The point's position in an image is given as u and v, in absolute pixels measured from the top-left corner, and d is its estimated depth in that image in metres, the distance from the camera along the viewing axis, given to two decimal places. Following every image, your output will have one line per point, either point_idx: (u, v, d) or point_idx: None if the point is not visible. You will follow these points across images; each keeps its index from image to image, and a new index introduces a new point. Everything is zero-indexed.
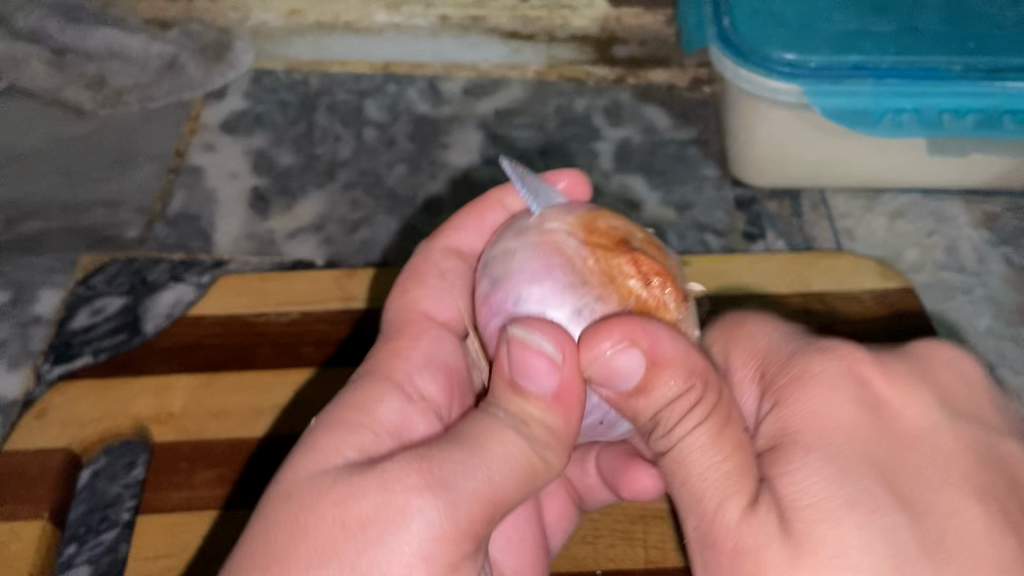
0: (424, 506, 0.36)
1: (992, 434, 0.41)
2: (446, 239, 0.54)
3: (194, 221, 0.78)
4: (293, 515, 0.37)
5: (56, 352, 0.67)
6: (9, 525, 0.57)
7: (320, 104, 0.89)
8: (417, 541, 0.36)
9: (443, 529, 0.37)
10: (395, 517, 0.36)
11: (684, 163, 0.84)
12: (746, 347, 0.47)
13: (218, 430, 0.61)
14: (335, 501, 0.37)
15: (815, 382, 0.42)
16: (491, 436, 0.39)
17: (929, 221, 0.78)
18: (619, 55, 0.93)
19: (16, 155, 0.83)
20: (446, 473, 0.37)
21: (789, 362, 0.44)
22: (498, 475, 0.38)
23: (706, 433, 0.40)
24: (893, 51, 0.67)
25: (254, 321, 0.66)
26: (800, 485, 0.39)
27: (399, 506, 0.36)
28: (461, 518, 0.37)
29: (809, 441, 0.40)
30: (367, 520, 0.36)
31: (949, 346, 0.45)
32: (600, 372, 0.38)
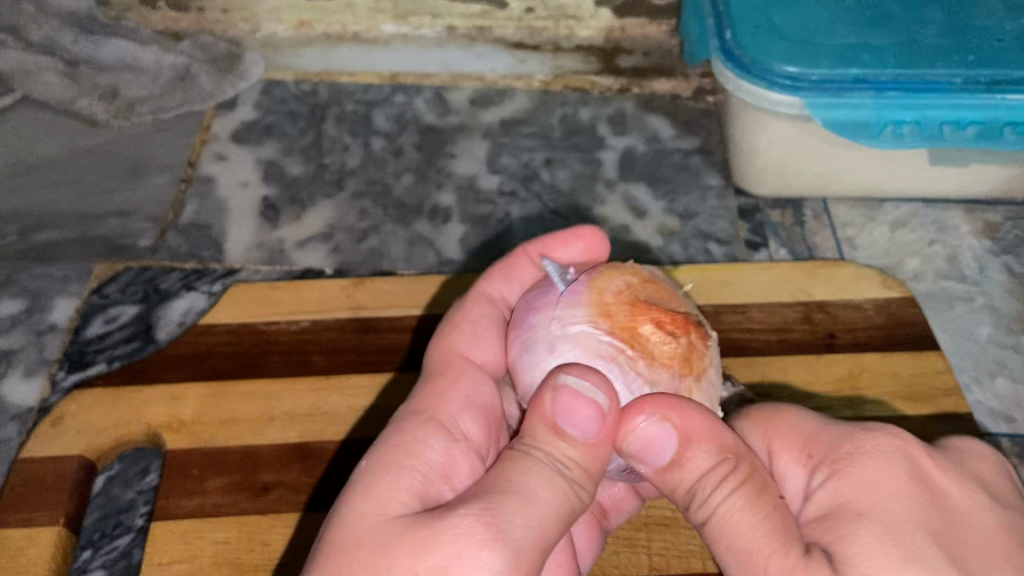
0: (490, 559, 0.38)
1: (1016, 518, 0.45)
2: (479, 286, 0.55)
3: (206, 230, 0.80)
4: (367, 568, 0.39)
5: (70, 361, 0.68)
6: (26, 531, 0.58)
7: (329, 113, 0.90)
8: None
9: (508, 573, 0.38)
10: (464, 567, 0.38)
11: (687, 173, 0.85)
12: (782, 426, 0.49)
13: (229, 437, 0.62)
14: (408, 553, 0.39)
15: (867, 458, 0.45)
16: (548, 481, 0.41)
17: (930, 230, 0.79)
18: (623, 65, 0.95)
19: (30, 164, 0.84)
20: (506, 522, 0.39)
21: (839, 440, 0.46)
22: (553, 522, 0.40)
23: (741, 498, 0.43)
24: (893, 64, 0.68)
25: (264, 330, 0.67)
26: (861, 545, 0.41)
27: (467, 558, 0.38)
28: (522, 562, 0.39)
29: (869, 508, 0.42)
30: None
31: (971, 441, 0.49)
32: (636, 441, 0.43)
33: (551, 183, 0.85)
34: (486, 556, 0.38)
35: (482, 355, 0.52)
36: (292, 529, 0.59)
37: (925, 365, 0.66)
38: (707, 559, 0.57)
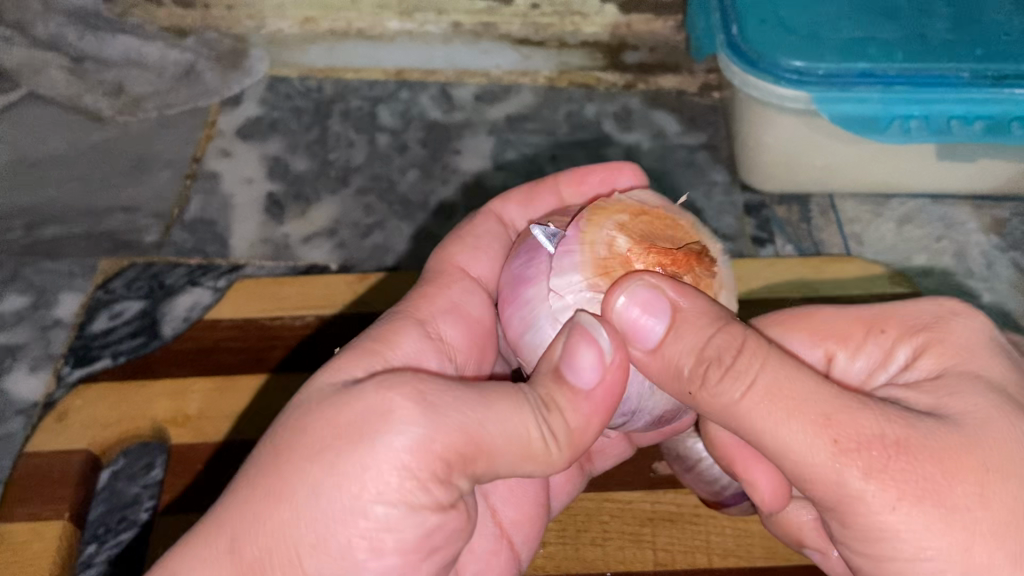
0: (407, 422, 0.38)
1: None
2: (492, 207, 0.56)
3: (211, 226, 0.80)
4: (299, 419, 0.40)
5: (76, 356, 0.68)
6: (31, 525, 0.58)
7: (335, 110, 0.90)
8: (393, 460, 0.38)
9: (419, 448, 0.38)
10: (378, 428, 0.38)
11: (693, 169, 0.85)
12: (829, 319, 0.47)
13: (234, 432, 0.62)
14: (335, 408, 0.39)
15: (948, 328, 0.43)
16: (511, 397, 0.40)
17: (938, 226, 0.79)
18: (629, 60, 0.94)
19: (36, 161, 0.84)
20: (436, 398, 0.39)
21: (910, 317, 0.44)
22: (496, 430, 0.39)
23: (777, 366, 0.39)
24: (900, 59, 0.68)
25: (269, 325, 0.67)
26: (962, 408, 0.38)
27: (385, 418, 0.38)
28: (439, 444, 0.38)
29: (962, 377, 0.40)
30: (350, 429, 0.38)
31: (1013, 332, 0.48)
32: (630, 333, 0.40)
33: None
34: (407, 424, 0.38)
35: (480, 270, 0.53)
36: None
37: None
38: (712, 554, 0.57)
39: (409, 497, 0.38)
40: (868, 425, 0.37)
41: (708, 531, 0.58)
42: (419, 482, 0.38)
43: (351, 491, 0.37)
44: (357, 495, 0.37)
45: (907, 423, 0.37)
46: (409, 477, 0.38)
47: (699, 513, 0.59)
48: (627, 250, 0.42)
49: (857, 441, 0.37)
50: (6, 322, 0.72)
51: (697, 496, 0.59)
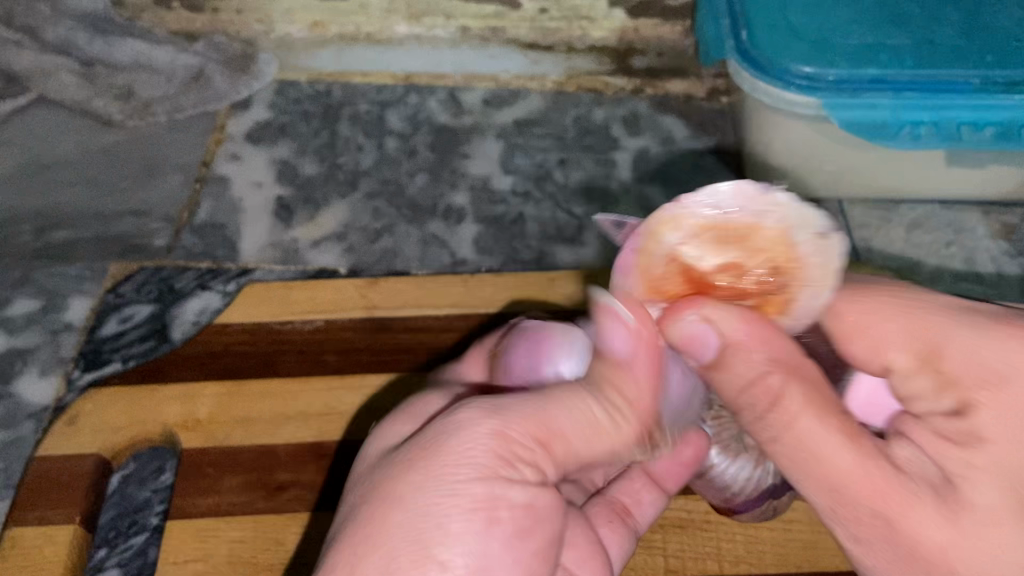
0: (485, 421, 0.43)
1: None
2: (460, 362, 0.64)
3: (220, 230, 0.80)
4: (381, 465, 0.44)
5: (86, 360, 0.69)
6: (42, 529, 0.58)
7: (343, 114, 0.90)
8: (483, 445, 0.42)
9: (500, 432, 0.43)
10: (460, 430, 0.43)
11: (701, 174, 0.85)
12: (888, 316, 0.46)
13: (244, 436, 0.62)
14: (415, 439, 0.44)
15: (1003, 388, 0.41)
16: (567, 390, 0.47)
17: (948, 231, 0.79)
18: (636, 65, 0.94)
19: (46, 165, 0.85)
20: (502, 404, 0.44)
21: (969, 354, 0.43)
22: (563, 410, 0.45)
23: (811, 420, 0.43)
24: (911, 65, 0.68)
25: (278, 329, 0.67)
26: (976, 487, 0.41)
27: (462, 422, 0.43)
28: (517, 428, 0.43)
29: (990, 443, 0.41)
30: (436, 442, 0.43)
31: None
32: (680, 335, 0.46)
33: (565, 184, 0.85)
34: (485, 415, 0.44)
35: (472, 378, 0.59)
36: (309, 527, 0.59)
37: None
38: (723, 562, 0.57)
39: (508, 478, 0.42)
40: (868, 499, 0.42)
41: (719, 538, 0.58)
42: (512, 461, 0.43)
43: (453, 481, 0.41)
44: (457, 484, 0.41)
45: (897, 494, 0.42)
46: (502, 459, 0.42)
47: (712, 519, 0.59)
48: (709, 267, 0.49)
49: (850, 502, 0.43)
50: (16, 326, 0.72)
51: (707, 502, 0.59)
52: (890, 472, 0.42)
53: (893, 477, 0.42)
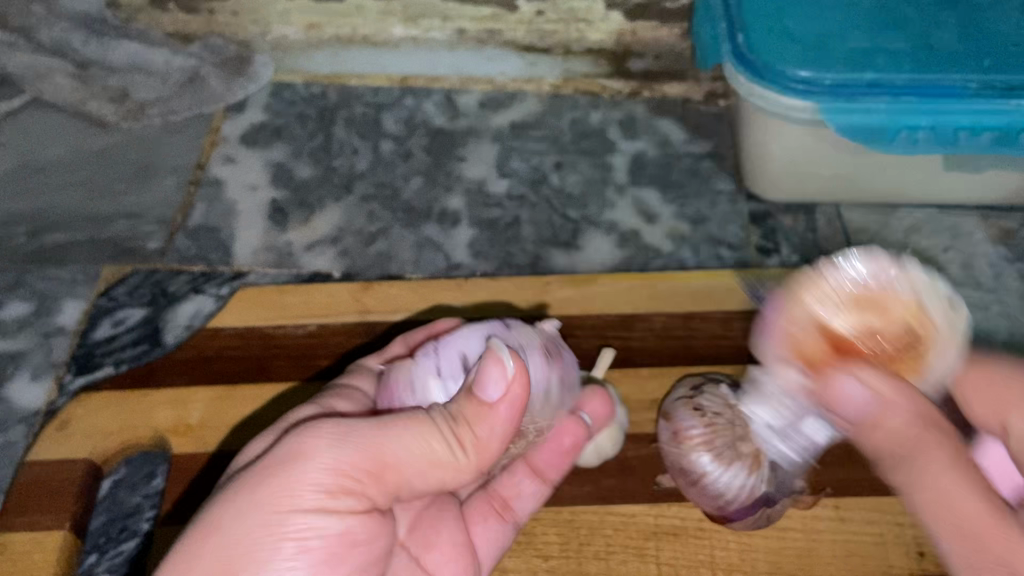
0: (324, 451, 0.44)
1: None
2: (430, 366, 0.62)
3: (214, 233, 0.79)
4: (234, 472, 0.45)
5: (77, 364, 0.68)
6: (31, 535, 0.58)
7: (339, 116, 0.90)
8: (313, 477, 0.43)
9: (334, 467, 0.43)
10: (297, 459, 0.43)
11: (698, 177, 0.85)
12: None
13: (237, 442, 0.62)
14: (263, 453, 0.45)
15: None
16: (418, 415, 0.45)
17: (945, 237, 0.79)
18: (634, 68, 0.94)
19: (40, 167, 0.84)
20: (346, 434, 0.44)
21: None
22: (402, 443, 0.44)
23: (943, 475, 0.41)
24: (908, 68, 0.67)
25: (271, 333, 0.67)
26: None
27: (303, 449, 0.44)
28: (348, 463, 0.44)
29: None
30: (273, 466, 0.44)
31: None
32: (842, 395, 0.46)
33: (561, 187, 0.85)
34: (331, 448, 0.44)
35: None
36: None
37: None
38: (717, 569, 0.57)
39: (331, 513, 0.44)
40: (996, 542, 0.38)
41: (713, 545, 0.58)
42: (339, 499, 0.44)
43: (276, 513, 0.43)
44: (284, 515, 0.43)
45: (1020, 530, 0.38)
46: (330, 496, 0.43)
47: (706, 526, 0.58)
48: (847, 331, 0.49)
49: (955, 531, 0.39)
50: (8, 330, 0.72)
51: (701, 509, 0.59)
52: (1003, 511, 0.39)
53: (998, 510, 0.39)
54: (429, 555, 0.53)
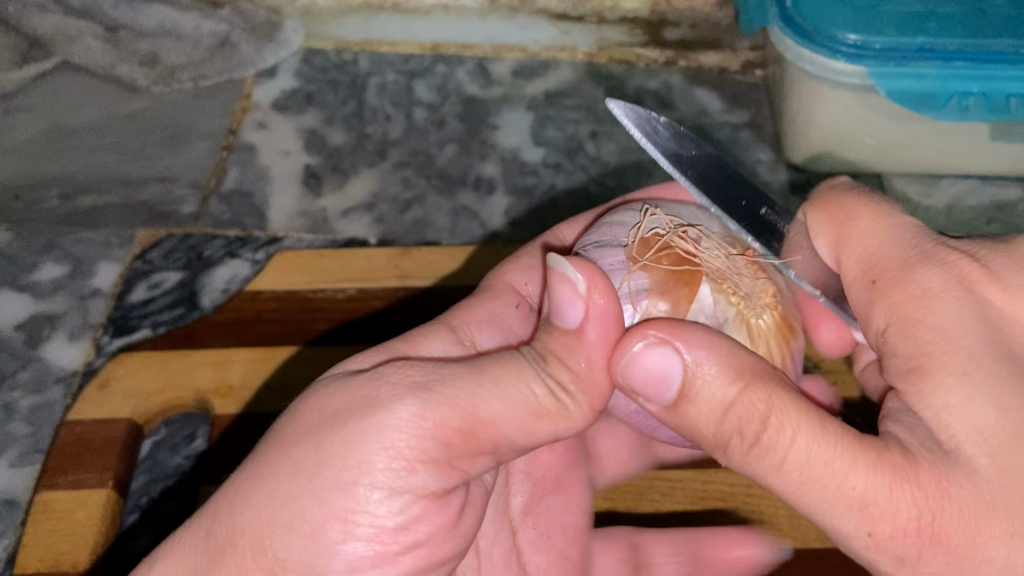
0: (409, 406, 0.39)
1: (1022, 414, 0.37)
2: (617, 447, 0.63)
3: (248, 198, 0.79)
4: (304, 409, 0.41)
5: (115, 325, 0.68)
6: (73, 494, 0.57)
7: (370, 84, 0.89)
8: (393, 440, 0.39)
9: (416, 428, 0.39)
10: (381, 413, 0.39)
11: (737, 147, 0.83)
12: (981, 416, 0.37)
13: (279, 405, 0.62)
14: (337, 393, 0.41)
15: (931, 298, 0.40)
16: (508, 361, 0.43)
17: (989, 208, 0.77)
18: (669, 37, 0.92)
19: (70, 130, 0.83)
20: (440, 384, 0.40)
21: (901, 274, 0.42)
22: (489, 397, 0.41)
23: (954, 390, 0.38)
24: (961, 33, 0.66)
25: (310, 297, 0.66)
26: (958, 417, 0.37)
27: (393, 395, 0.40)
28: (434, 422, 0.40)
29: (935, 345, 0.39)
30: (349, 414, 0.40)
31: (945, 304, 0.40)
32: None
33: (597, 156, 0.84)
34: (402, 406, 0.39)
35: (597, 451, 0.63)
36: None
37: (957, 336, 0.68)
38: (765, 535, 0.59)
39: (386, 479, 0.39)
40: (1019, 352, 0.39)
41: (760, 509, 0.62)
42: (395, 462, 0.39)
43: (336, 481, 0.39)
44: (341, 489, 0.39)
45: (812, 422, 0.39)
46: (389, 461, 0.39)
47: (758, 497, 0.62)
48: None
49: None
50: (43, 291, 0.71)
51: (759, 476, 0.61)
52: (939, 243, 0.43)
53: (932, 236, 0.44)
54: (533, 553, 0.59)
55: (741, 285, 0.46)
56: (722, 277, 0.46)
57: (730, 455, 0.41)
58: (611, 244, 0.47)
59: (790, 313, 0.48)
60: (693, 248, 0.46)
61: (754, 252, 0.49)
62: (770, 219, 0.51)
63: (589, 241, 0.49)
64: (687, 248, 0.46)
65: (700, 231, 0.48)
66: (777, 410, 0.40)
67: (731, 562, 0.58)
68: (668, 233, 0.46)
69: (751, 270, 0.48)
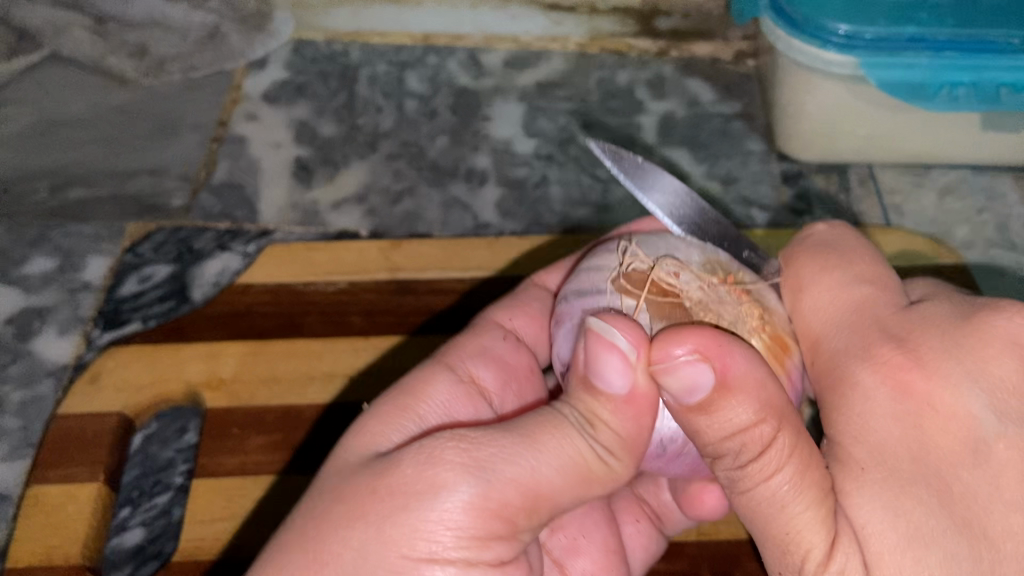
0: (464, 487, 0.37)
1: (928, 515, 0.37)
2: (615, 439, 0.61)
3: (239, 190, 0.78)
4: (348, 490, 0.39)
5: (105, 319, 0.68)
6: (65, 487, 0.57)
7: (361, 75, 0.89)
8: (453, 518, 0.37)
9: (475, 505, 0.37)
10: (433, 494, 0.37)
11: (728, 137, 0.83)
12: (888, 508, 0.37)
13: (268, 398, 0.61)
14: (383, 474, 0.38)
15: (854, 390, 0.41)
16: (540, 417, 0.40)
17: (979, 198, 0.77)
18: (661, 27, 0.92)
19: (59, 123, 0.83)
20: (490, 455, 0.38)
21: (837, 360, 0.42)
22: (543, 465, 0.38)
23: (873, 484, 0.38)
24: (951, 23, 0.66)
25: (301, 290, 0.66)
26: (869, 510, 0.38)
27: (444, 476, 0.37)
28: (492, 499, 0.37)
29: (851, 433, 0.40)
30: (404, 494, 0.37)
31: (865, 396, 0.40)
32: None
33: (589, 147, 0.83)
34: (459, 486, 0.37)
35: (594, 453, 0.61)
36: None
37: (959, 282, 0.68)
38: None
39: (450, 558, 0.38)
40: (941, 445, 0.38)
41: None
42: (456, 540, 0.37)
43: (404, 563, 0.37)
44: (412, 571, 0.37)
45: (802, 459, 0.37)
46: (450, 539, 0.37)
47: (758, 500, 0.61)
48: None
49: (944, 503, 0.37)
50: (33, 285, 0.71)
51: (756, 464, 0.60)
52: (878, 324, 0.43)
53: (877, 316, 0.43)
54: (575, 559, 0.54)
55: (724, 313, 0.43)
56: (706, 309, 0.43)
57: (719, 463, 0.39)
58: (591, 292, 0.44)
59: (782, 330, 0.45)
60: (675, 283, 0.43)
61: (739, 275, 0.45)
62: (753, 261, 0.49)
63: (570, 290, 0.46)
64: (670, 285, 0.43)
65: (680, 261, 0.44)
66: (784, 429, 0.37)
67: (724, 552, 0.58)
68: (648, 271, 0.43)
69: (736, 296, 0.44)
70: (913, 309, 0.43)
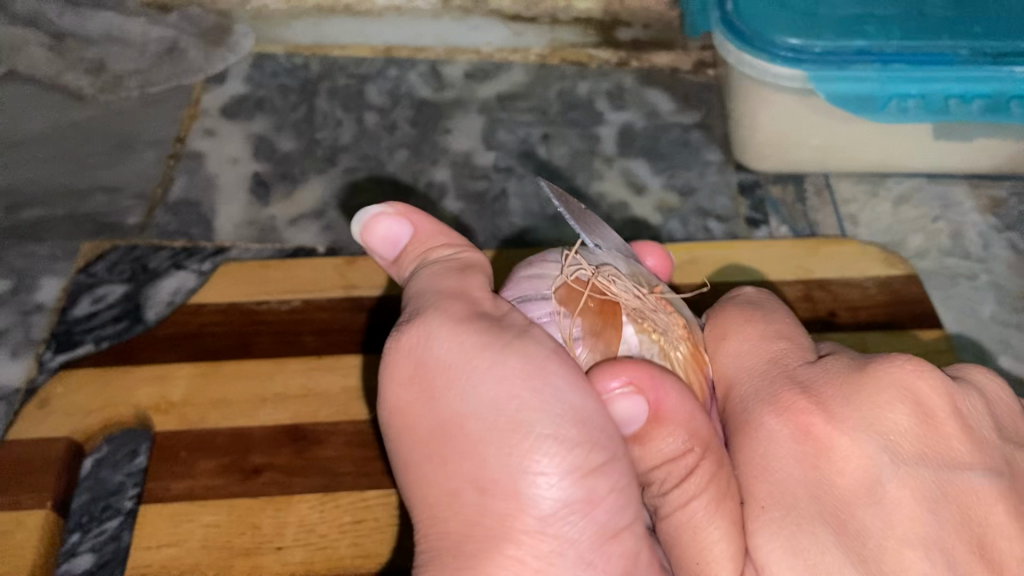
0: (499, 373, 0.38)
1: (830, 542, 0.39)
2: None
3: (195, 207, 0.78)
4: (424, 429, 0.39)
5: (57, 341, 0.67)
6: (12, 515, 0.57)
7: (321, 88, 0.88)
8: (504, 392, 0.38)
9: (522, 380, 0.38)
10: (475, 390, 0.38)
11: (687, 148, 0.83)
12: (786, 547, 0.40)
13: (218, 420, 0.61)
14: (434, 398, 0.39)
15: (759, 434, 0.43)
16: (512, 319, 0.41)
17: (934, 206, 0.78)
18: (622, 37, 0.92)
19: (14, 141, 0.82)
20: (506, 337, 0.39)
21: (746, 404, 0.45)
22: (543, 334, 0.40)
23: (775, 523, 0.41)
24: (898, 35, 0.66)
25: (254, 310, 0.66)
26: (767, 547, 0.41)
27: (482, 374, 0.38)
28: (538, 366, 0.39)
29: (757, 481, 0.43)
30: (462, 412, 0.38)
31: (766, 441, 0.43)
32: None
33: (548, 159, 0.83)
34: (491, 374, 0.38)
35: None
36: (283, 513, 0.57)
37: (903, 288, 0.69)
38: None
39: (568, 486, 0.38)
40: (840, 486, 0.40)
41: None
42: (563, 459, 0.38)
43: (520, 451, 0.38)
44: (532, 452, 0.38)
45: (715, 489, 0.42)
46: (558, 463, 0.38)
47: None
48: None
49: (845, 542, 0.39)
50: None
51: None
52: (787, 374, 0.45)
53: (786, 368, 0.45)
54: None
55: (658, 322, 0.46)
56: (641, 316, 0.45)
57: (647, 489, 0.44)
58: (541, 295, 0.45)
59: (696, 338, 0.48)
60: (613, 289, 0.44)
61: (660, 286, 0.48)
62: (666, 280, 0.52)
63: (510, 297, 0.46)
64: (607, 289, 0.44)
65: (616, 269, 0.46)
66: (707, 456, 0.42)
67: None
68: (592, 277, 0.44)
69: (662, 306, 0.47)
70: (821, 362, 0.45)
